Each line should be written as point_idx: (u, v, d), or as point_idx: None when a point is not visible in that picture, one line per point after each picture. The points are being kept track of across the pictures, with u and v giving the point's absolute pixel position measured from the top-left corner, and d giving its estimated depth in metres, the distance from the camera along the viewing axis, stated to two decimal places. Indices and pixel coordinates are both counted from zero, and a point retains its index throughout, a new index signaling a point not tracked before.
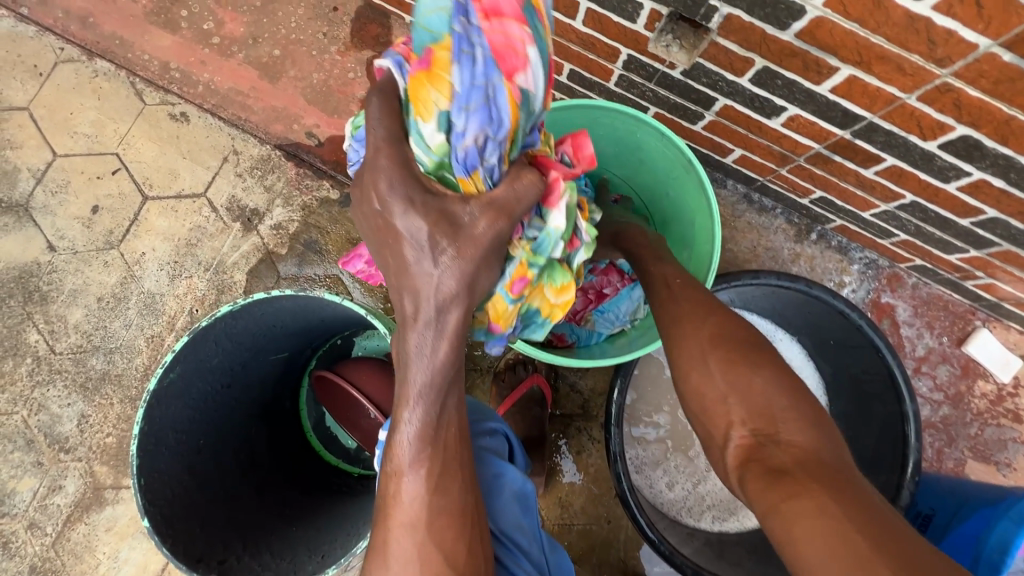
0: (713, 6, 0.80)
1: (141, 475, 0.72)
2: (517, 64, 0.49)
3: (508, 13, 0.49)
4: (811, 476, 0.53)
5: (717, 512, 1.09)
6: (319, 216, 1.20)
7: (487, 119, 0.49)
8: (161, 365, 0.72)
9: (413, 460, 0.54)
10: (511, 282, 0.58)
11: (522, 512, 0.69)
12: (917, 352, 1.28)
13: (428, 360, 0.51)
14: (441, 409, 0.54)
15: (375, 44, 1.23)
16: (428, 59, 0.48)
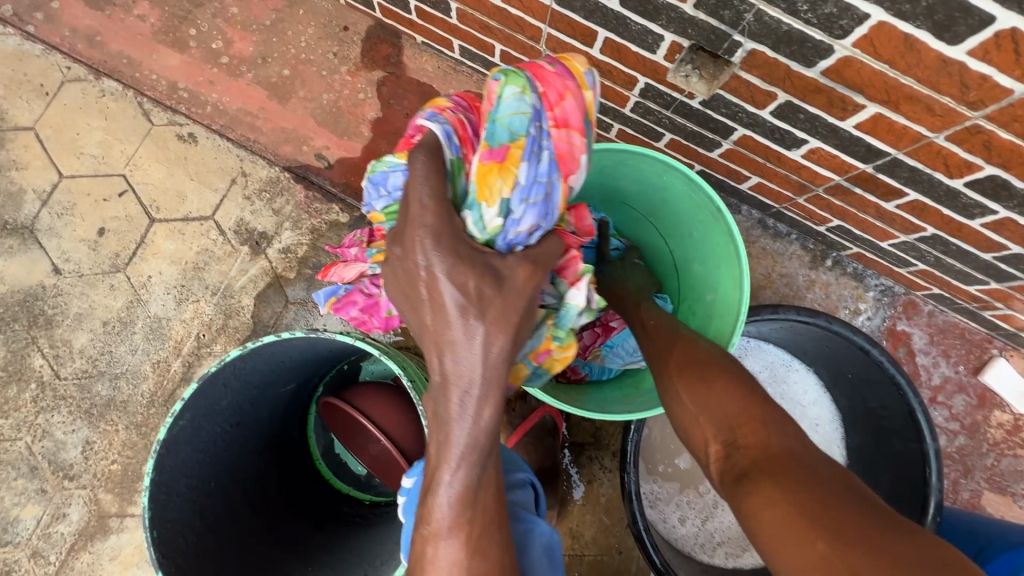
0: (737, 41, 0.78)
1: (153, 527, 0.70)
2: (572, 168, 0.58)
3: (575, 125, 0.57)
4: (766, 473, 0.56)
5: (730, 548, 1.08)
6: (328, 240, 1.18)
7: (543, 212, 0.56)
8: (172, 416, 0.70)
9: (451, 523, 0.50)
10: (535, 351, 0.65)
11: (550, 568, 0.65)
12: (932, 381, 1.26)
13: (471, 422, 0.48)
14: (482, 470, 0.51)
15: (385, 64, 1.21)
16: (502, 152, 0.54)
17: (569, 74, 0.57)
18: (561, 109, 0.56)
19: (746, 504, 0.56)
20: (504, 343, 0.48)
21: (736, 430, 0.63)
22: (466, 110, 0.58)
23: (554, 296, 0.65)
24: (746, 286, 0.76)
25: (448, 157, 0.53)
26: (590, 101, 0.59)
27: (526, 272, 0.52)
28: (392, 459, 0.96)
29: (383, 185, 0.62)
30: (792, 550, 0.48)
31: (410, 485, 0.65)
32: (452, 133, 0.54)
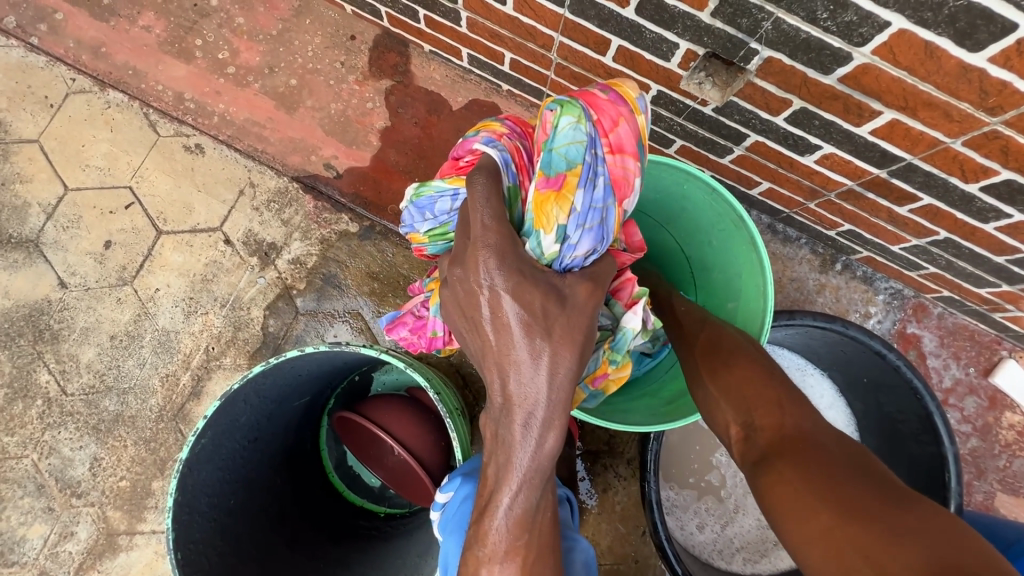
0: (753, 48, 0.78)
1: (177, 549, 0.69)
2: (626, 193, 0.58)
3: (629, 150, 0.56)
4: (785, 457, 0.61)
5: (748, 554, 1.08)
6: (338, 250, 1.17)
7: (599, 238, 0.55)
8: (194, 434, 0.69)
9: (508, 547, 0.50)
10: (594, 375, 0.67)
11: None
12: (943, 384, 1.26)
13: (534, 448, 0.47)
14: (541, 493, 0.50)
15: (393, 73, 1.21)
16: (559, 181, 0.54)
17: (622, 100, 0.56)
18: (615, 135, 0.56)
19: (762, 483, 0.61)
20: (570, 360, 0.47)
21: (753, 413, 0.68)
22: (520, 136, 0.59)
23: (610, 318, 0.68)
24: (771, 293, 0.76)
25: (505, 184, 0.54)
26: (643, 126, 0.59)
27: (587, 290, 0.52)
28: (412, 472, 0.96)
29: (429, 210, 0.64)
30: (812, 531, 0.53)
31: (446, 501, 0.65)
32: (510, 161, 0.56)
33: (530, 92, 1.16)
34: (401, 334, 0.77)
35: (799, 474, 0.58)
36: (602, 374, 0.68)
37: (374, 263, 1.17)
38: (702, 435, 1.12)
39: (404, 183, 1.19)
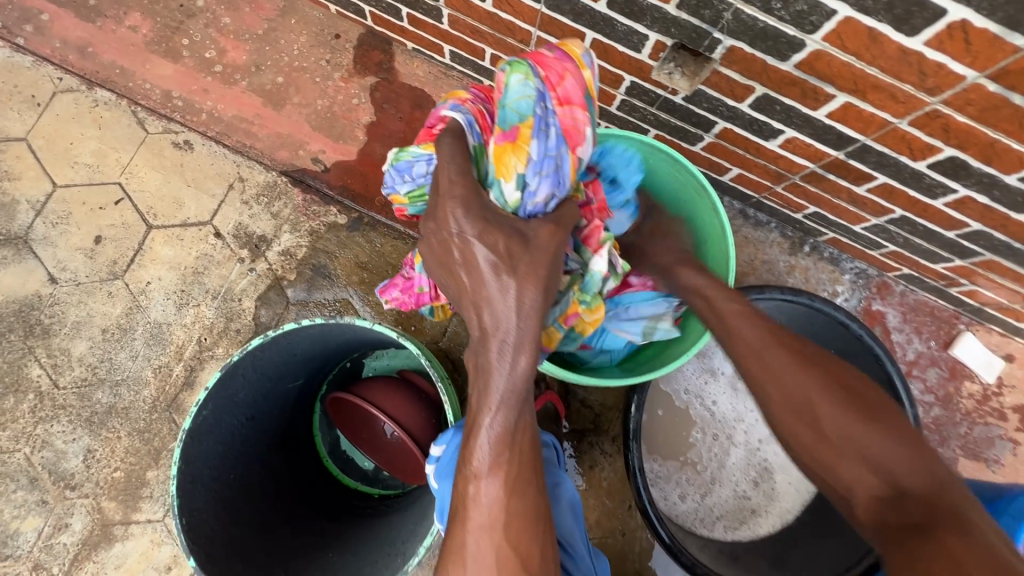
0: (716, 38, 0.84)
1: (182, 516, 0.72)
2: (579, 141, 0.62)
3: (577, 101, 0.60)
4: (941, 530, 0.54)
5: (728, 522, 1.14)
6: (328, 241, 1.21)
7: (555, 183, 0.60)
8: (195, 405, 0.72)
9: (492, 466, 0.53)
10: (564, 314, 0.71)
11: (575, 523, 0.66)
12: (907, 357, 1.34)
13: (507, 368, 0.52)
14: (519, 413, 0.54)
15: (378, 70, 1.25)
16: (513, 133, 0.58)
17: (567, 57, 0.61)
18: (563, 89, 0.60)
19: (910, 557, 0.54)
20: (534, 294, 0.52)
21: (897, 472, 0.62)
22: (483, 101, 0.65)
23: (578, 262, 0.71)
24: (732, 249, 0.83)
25: (470, 142, 0.60)
26: (589, 79, 0.63)
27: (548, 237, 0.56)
28: (409, 451, 1.00)
29: (407, 173, 0.67)
30: None
31: (439, 453, 0.68)
32: (473, 122, 0.61)
33: None
34: (391, 296, 0.81)
35: (953, 542, 0.52)
36: (575, 315, 0.73)
37: (363, 253, 1.21)
38: (685, 409, 1.18)
39: None
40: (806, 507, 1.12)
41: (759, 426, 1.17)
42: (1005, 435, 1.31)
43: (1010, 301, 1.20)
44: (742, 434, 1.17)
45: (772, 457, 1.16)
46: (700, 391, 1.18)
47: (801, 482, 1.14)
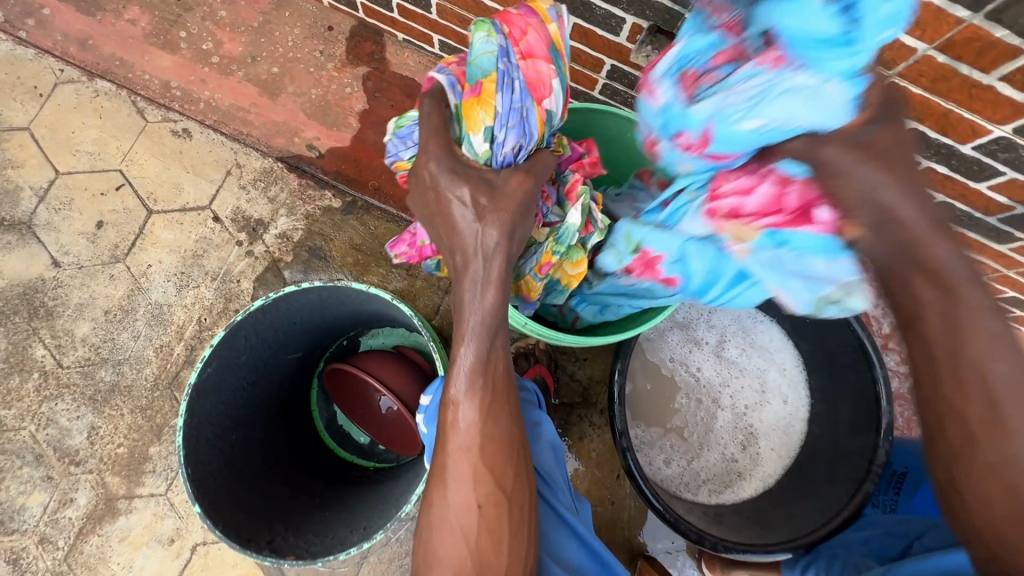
0: (688, 19, 0.89)
1: (189, 467, 0.77)
2: (544, 93, 0.66)
3: (539, 54, 0.65)
4: None
5: (713, 485, 1.19)
6: (323, 224, 1.25)
7: (521, 133, 0.64)
8: (200, 361, 0.77)
9: (467, 394, 0.58)
10: (538, 264, 0.77)
11: (555, 460, 0.73)
12: (883, 330, 1.38)
13: (478, 303, 0.57)
14: (491, 346, 0.58)
15: (369, 60, 1.30)
16: (479, 89, 0.64)
17: (530, 14, 0.66)
18: (525, 44, 0.65)
19: None
20: (496, 235, 0.56)
21: None
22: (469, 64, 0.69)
23: (557, 215, 0.77)
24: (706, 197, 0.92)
25: (451, 103, 0.65)
26: (554, 34, 0.68)
27: (514, 181, 0.60)
28: (403, 420, 1.04)
29: (409, 138, 0.73)
30: None
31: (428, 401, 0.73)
32: (455, 83, 0.66)
33: None
34: (399, 250, 0.85)
35: None
36: (557, 268, 0.81)
37: (357, 235, 1.25)
38: (672, 377, 1.24)
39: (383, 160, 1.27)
40: (787, 470, 1.19)
41: (745, 392, 1.24)
42: None
43: None
44: (729, 399, 1.23)
45: (757, 423, 1.23)
46: (685, 358, 1.24)
47: (783, 447, 1.21)
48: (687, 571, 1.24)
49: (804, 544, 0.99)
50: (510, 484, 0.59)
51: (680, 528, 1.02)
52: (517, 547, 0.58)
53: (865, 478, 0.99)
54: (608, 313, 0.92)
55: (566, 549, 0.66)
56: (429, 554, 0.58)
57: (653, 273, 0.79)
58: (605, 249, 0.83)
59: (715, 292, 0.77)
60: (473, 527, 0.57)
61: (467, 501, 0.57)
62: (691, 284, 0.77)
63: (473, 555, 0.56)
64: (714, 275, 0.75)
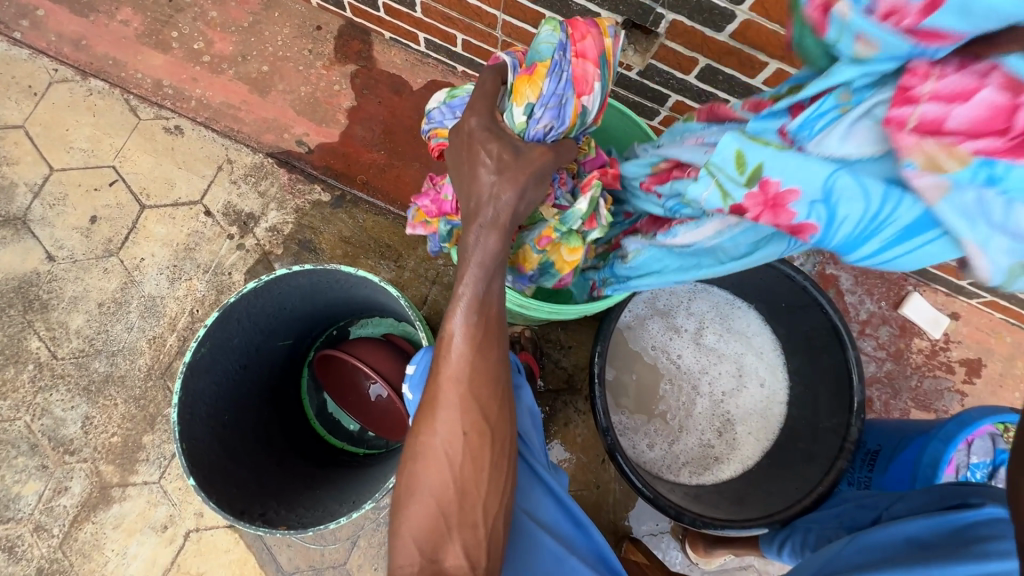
0: (660, 13, 0.93)
1: (184, 442, 0.80)
2: (585, 90, 0.70)
3: (590, 57, 0.70)
4: None
5: (693, 468, 1.23)
6: (312, 217, 1.28)
7: (556, 116, 0.69)
8: (195, 340, 0.81)
9: (464, 325, 0.61)
10: (538, 236, 0.81)
11: (532, 426, 0.75)
12: (860, 317, 1.41)
13: (479, 245, 0.61)
14: (487, 287, 0.62)
15: (357, 58, 1.33)
16: (533, 70, 0.69)
17: (595, 24, 0.72)
18: (583, 44, 0.70)
19: None
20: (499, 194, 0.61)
21: None
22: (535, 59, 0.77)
23: (567, 200, 0.80)
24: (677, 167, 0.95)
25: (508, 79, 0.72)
26: (610, 47, 0.72)
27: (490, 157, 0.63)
28: (393, 406, 1.07)
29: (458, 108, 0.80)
30: None
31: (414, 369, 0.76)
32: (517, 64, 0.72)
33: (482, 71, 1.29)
34: (421, 205, 0.87)
35: None
36: (554, 249, 0.83)
37: (346, 228, 1.28)
38: (653, 364, 1.27)
39: (370, 155, 1.30)
40: (766, 453, 1.22)
41: (723, 379, 1.27)
42: (954, 388, 1.38)
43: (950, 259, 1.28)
44: (707, 385, 1.27)
45: (734, 409, 1.26)
46: (666, 346, 1.28)
47: (761, 431, 1.24)
48: (672, 551, 1.27)
49: (779, 519, 1.02)
50: (493, 413, 0.62)
51: (659, 504, 1.03)
52: (495, 481, 0.62)
53: (838, 455, 1.02)
54: (650, 283, 0.79)
55: (543, 507, 0.72)
56: (410, 483, 0.61)
57: (774, 214, 0.57)
58: (704, 176, 0.62)
59: (867, 246, 0.53)
60: (458, 452, 0.60)
61: (453, 428, 0.60)
62: (827, 231, 0.55)
63: (454, 483, 0.60)
64: (873, 220, 0.51)
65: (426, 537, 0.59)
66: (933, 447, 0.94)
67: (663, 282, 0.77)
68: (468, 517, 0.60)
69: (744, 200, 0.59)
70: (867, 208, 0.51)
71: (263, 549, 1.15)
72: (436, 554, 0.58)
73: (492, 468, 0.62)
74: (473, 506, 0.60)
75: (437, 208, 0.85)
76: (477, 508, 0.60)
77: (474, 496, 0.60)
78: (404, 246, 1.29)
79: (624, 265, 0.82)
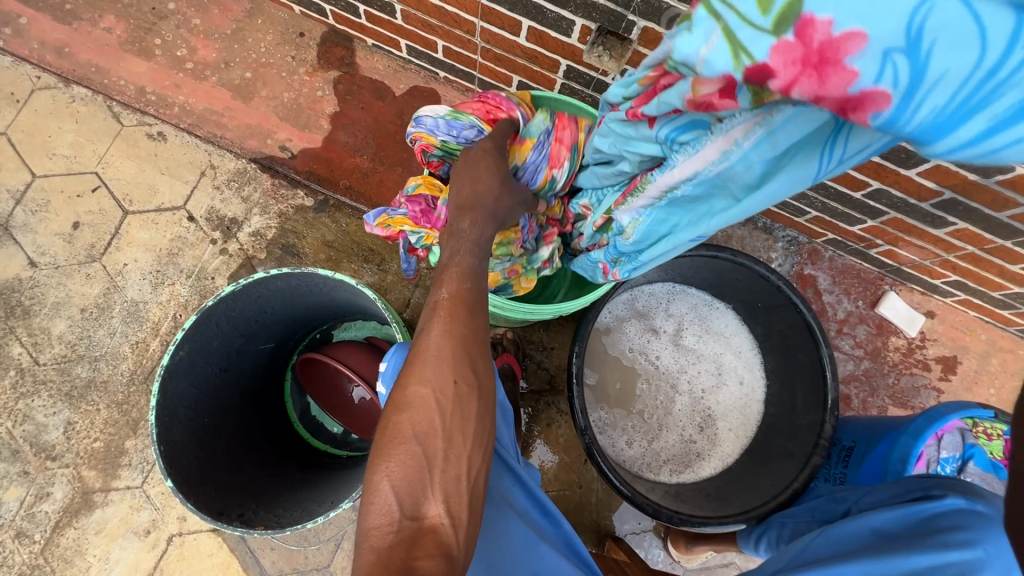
0: (631, 20, 0.94)
1: (162, 444, 0.81)
2: (558, 166, 0.83)
3: (566, 143, 0.83)
4: None
5: (673, 466, 1.24)
6: (295, 222, 1.29)
7: (532, 181, 0.82)
8: (173, 344, 0.82)
9: (451, 292, 0.66)
10: (507, 267, 0.91)
11: (503, 419, 0.77)
12: (838, 316, 1.43)
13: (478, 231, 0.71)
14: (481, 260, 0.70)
15: (340, 65, 1.35)
16: (523, 141, 0.82)
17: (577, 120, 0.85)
18: (564, 132, 0.83)
19: None
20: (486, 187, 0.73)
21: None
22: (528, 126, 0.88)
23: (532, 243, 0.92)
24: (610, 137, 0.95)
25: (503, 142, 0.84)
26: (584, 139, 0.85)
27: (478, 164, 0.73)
28: (375, 408, 1.09)
29: (455, 130, 0.81)
30: None
31: (387, 367, 0.82)
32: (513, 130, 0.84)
33: (463, 77, 1.31)
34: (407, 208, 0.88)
35: None
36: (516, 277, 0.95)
37: (329, 232, 1.30)
38: (632, 366, 1.29)
39: (353, 160, 1.32)
40: (745, 450, 1.24)
41: (702, 377, 1.29)
42: (930, 385, 1.41)
43: (923, 258, 1.31)
44: (686, 384, 1.29)
45: (714, 406, 1.28)
46: (644, 348, 1.29)
47: (740, 428, 1.26)
48: (654, 550, 1.29)
49: (755, 515, 1.04)
50: (479, 367, 0.64)
51: (638, 502, 1.05)
52: (477, 438, 0.63)
53: (812, 451, 1.04)
54: (663, 248, 0.71)
55: (514, 495, 0.74)
56: (395, 429, 0.60)
57: (818, 76, 0.36)
58: (702, 21, 0.40)
59: (959, 128, 0.34)
60: (448, 397, 0.61)
61: (443, 376, 0.61)
62: (910, 97, 0.34)
63: (442, 430, 0.60)
64: (976, 81, 0.32)
65: (406, 490, 0.58)
66: (903, 442, 0.96)
67: (676, 243, 0.70)
68: (450, 471, 0.60)
69: (771, 56, 0.37)
70: (986, 46, 0.32)
71: (247, 553, 1.15)
72: (416, 512, 0.57)
73: (476, 421, 0.63)
74: (458, 455, 0.61)
75: (422, 214, 0.88)
76: (461, 462, 0.61)
77: (458, 446, 0.61)
78: (387, 250, 1.30)
79: (626, 241, 0.74)
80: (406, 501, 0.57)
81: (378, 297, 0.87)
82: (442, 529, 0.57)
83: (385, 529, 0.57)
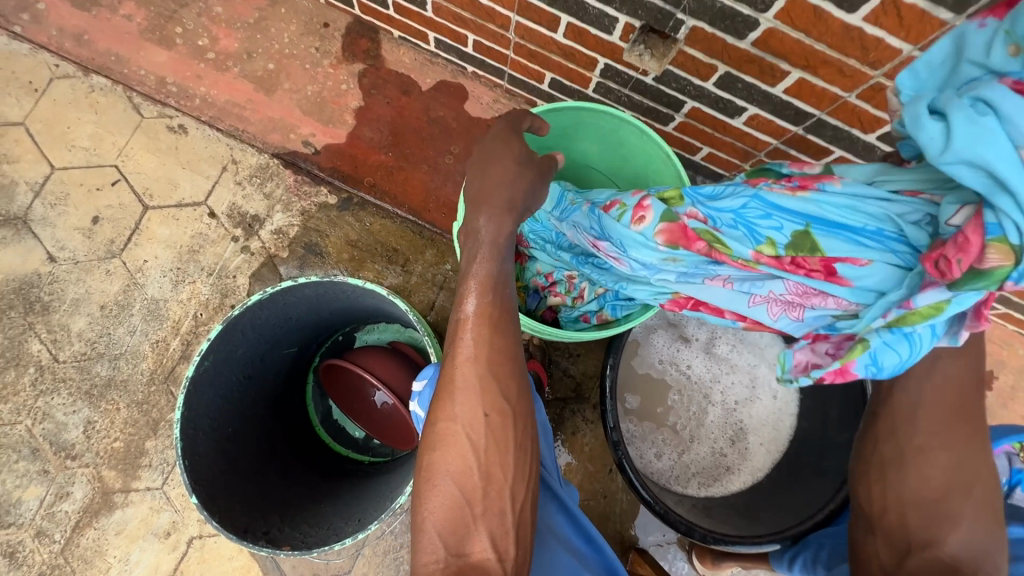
0: (680, 19, 0.86)
1: (185, 457, 0.79)
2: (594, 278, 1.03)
3: None
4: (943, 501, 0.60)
5: (703, 479, 1.21)
6: (319, 220, 1.26)
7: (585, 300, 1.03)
8: (199, 354, 0.79)
9: (477, 307, 0.63)
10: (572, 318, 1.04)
11: (547, 446, 0.74)
12: None
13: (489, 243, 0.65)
14: (501, 267, 0.65)
15: (365, 57, 1.30)
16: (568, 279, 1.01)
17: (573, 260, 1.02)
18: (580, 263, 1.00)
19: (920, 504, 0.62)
20: (498, 184, 0.65)
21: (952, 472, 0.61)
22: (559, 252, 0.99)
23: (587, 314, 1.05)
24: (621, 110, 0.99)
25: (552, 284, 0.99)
26: None
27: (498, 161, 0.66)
28: (399, 415, 1.04)
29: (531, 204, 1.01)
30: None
31: (421, 387, 0.80)
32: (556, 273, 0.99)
33: (493, 73, 1.26)
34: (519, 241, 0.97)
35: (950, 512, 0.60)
36: None
37: (352, 231, 1.26)
38: (662, 378, 1.26)
39: (378, 157, 1.28)
40: (777, 464, 1.21)
41: (735, 388, 1.26)
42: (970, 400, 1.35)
43: None
44: (719, 394, 1.25)
45: (746, 419, 1.25)
46: (675, 358, 1.26)
47: (772, 442, 1.22)
48: (678, 562, 1.27)
49: (790, 535, 1.01)
50: (513, 396, 0.61)
51: (670, 519, 1.02)
52: (521, 472, 0.60)
53: (850, 470, 0.99)
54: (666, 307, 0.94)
55: (556, 522, 0.72)
56: (428, 471, 0.58)
57: None
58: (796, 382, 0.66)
59: None
60: (480, 435, 0.58)
61: (473, 412, 0.58)
62: None
63: (478, 468, 0.57)
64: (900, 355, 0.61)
65: (451, 531, 0.56)
66: None
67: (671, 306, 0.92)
68: (494, 507, 0.57)
69: None
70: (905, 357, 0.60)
71: (266, 558, 1.14)
72: (461, 548, 0.56)
73: (518, 454, 0.60)
74: (499, 492, 0.58)
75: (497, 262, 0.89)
76: (504, 496, 0.58)
77: (500, 481, 0.58)
78: (412, 250, 1.26)
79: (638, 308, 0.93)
80: (451, 540, 0.56)
81: (411, 308, 0.84)
82: (488, 565, 0.54)
83: (434, 567, 0.55)
